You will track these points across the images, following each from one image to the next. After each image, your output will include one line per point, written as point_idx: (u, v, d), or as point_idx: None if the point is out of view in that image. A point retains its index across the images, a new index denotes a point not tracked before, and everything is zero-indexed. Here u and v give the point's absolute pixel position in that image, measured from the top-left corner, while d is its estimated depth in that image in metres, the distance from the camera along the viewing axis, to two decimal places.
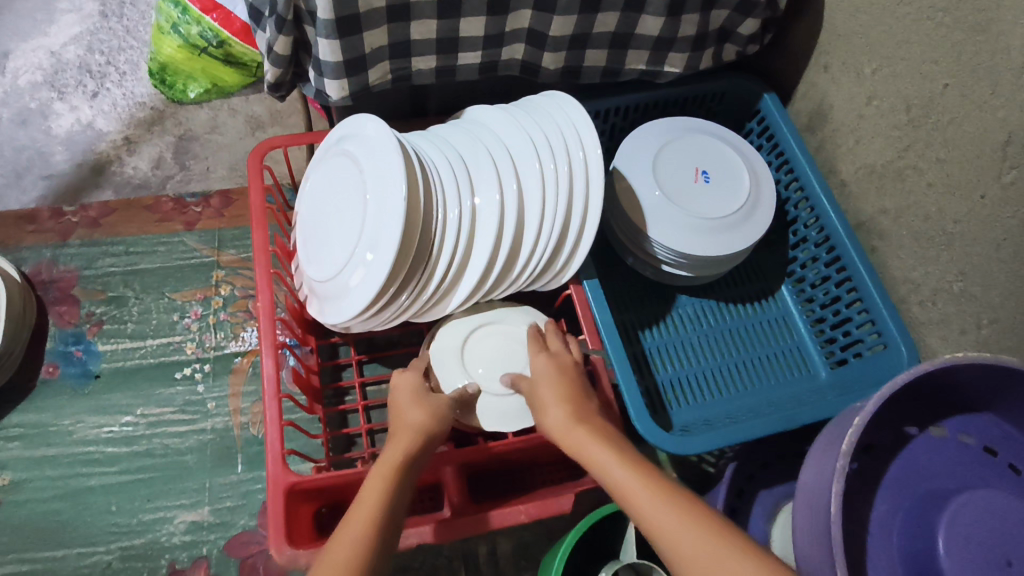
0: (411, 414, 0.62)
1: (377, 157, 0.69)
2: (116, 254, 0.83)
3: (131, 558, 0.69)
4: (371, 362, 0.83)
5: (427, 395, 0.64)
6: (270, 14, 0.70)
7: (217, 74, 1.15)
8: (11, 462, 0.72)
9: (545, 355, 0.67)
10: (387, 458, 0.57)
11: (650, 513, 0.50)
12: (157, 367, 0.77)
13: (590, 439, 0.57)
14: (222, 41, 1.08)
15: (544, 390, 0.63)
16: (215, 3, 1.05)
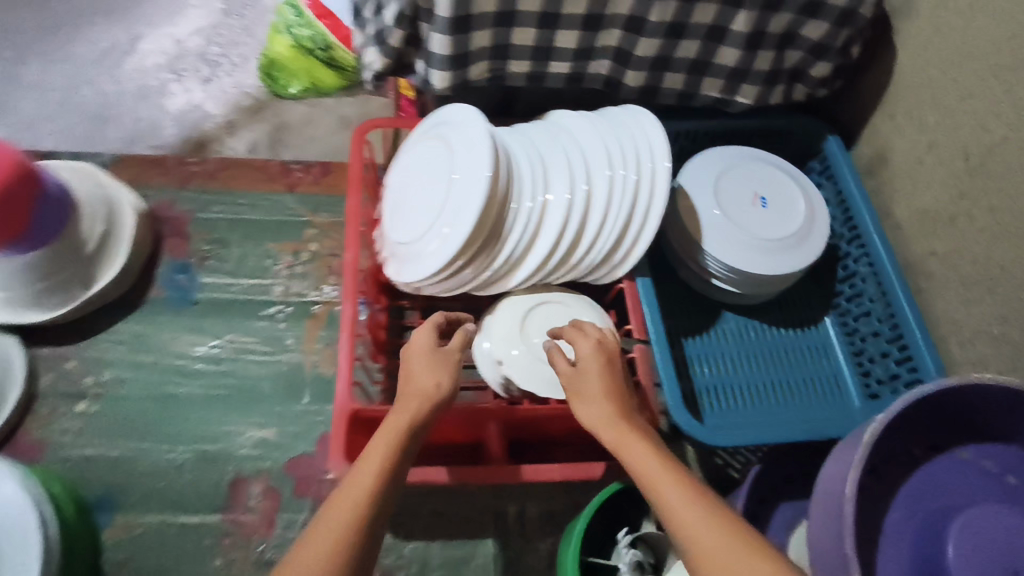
0: (425, 377, 0.64)
1: (468, 141, 0.77)
2: (226, 203, 0.93)
3: (203, 461, 0.77)
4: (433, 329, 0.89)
5: (443, 354, 0.67)
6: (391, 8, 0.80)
7: (318, 76, 1.30)
8: (111, 363, 0.81)
9: (591, 342, 0.69)
10: (393, 424, 0.60)
11: (676, 512, 0.54)
12: (247, 303, 0.86)
13: (629, 442, 0.61)
14: (329, 45, 1.24)
15: (590, 378, 0.66)
16: (327, 11, 1.21)
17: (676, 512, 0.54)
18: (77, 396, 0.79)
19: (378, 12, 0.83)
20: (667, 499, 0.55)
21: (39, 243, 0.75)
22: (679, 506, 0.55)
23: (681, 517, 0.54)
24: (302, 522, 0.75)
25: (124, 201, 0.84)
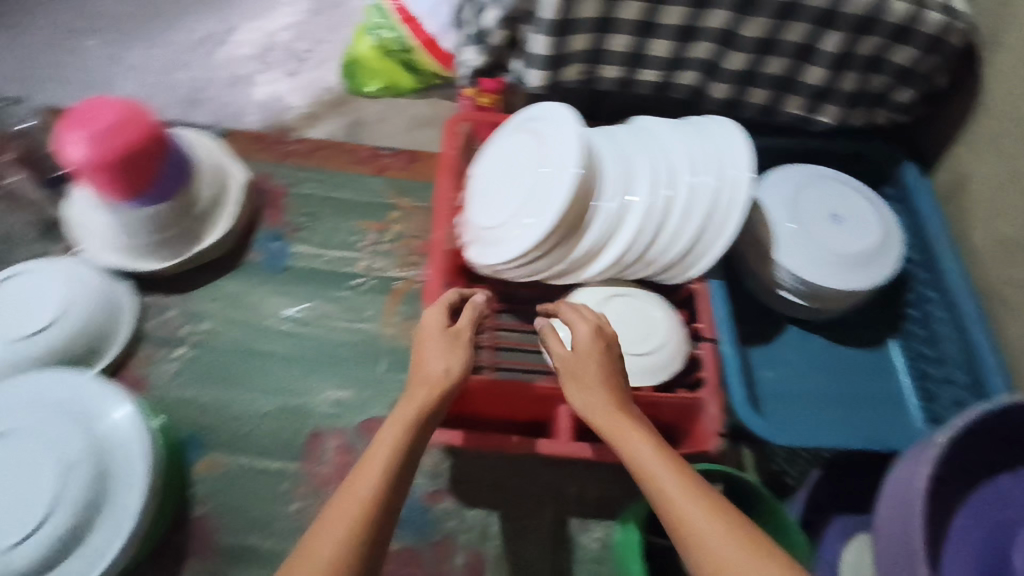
0: (434, 362, 0.62)
1: (558, 137, 0.82)
2: (317, 181, 1.00)
3: (285, 414, 0.82)
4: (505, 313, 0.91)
5: (454, 336, 0.65)
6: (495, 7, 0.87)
7: (397, 78, 1.21)
8: (208, 315, 0.88)
9: (594, 327, 0.66)
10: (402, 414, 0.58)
11: (684, 512, 0.52)
12: (334, 274, 0.92)
13: (630, 436, 0.59)
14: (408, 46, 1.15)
15: (591, 366, 0.64)
16: (412, 14, 1.14)
17: (685, 513, 0.51)
18: (175, 342, 0.86)
19: (477, 14, 0.90)
20: (674, 496, 0.53)
21: (156, 201, 0.82)
22: (691, 505, 0.51)
23: (690, 518, 0.51)
24: None
25: (238, 178, 0.92)
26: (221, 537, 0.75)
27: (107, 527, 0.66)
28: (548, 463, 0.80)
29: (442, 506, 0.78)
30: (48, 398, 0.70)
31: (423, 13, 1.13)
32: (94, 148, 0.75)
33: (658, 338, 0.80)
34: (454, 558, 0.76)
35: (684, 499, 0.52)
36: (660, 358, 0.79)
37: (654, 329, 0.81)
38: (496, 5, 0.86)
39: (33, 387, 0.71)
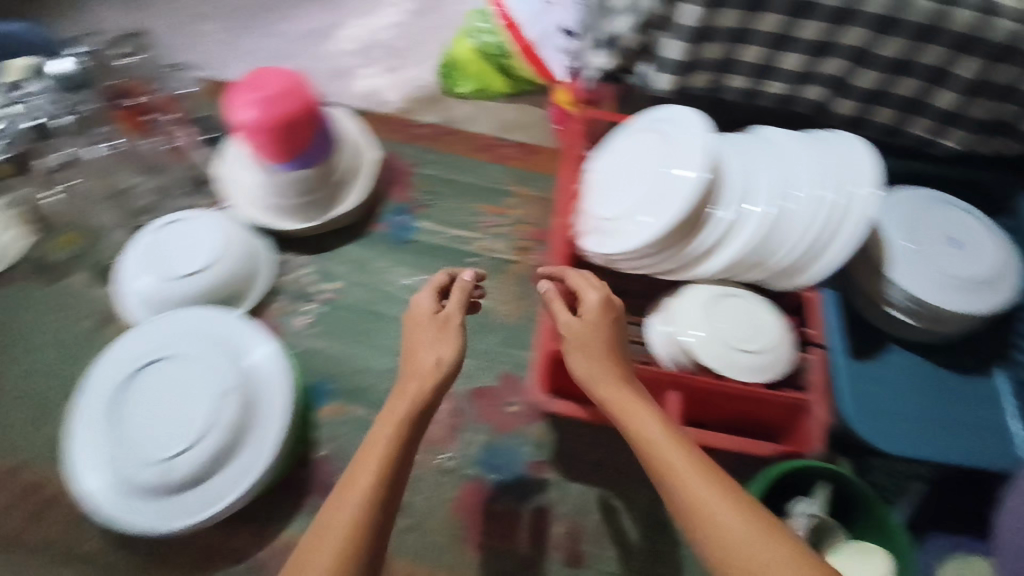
0: (424, 354, 0.64)
1: (685, 139, 0.85)
2: (440, 164, 1.07)
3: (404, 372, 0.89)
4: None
5: (446, 319, 0.67)
6: (627, 12, 0.87)
7: (490, 80, 1.15)
8: (340, 276, 0.96)
9: (597, 302, 0.68)
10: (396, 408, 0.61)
11: (691, 490, 0.54)
12: (453, 250, 1.00)
13: (638, 413, 0.60)
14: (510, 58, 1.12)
15: (592, 338, 0.65)
16: (512, 18, 1.06)
17: (692, 490, 0.53)
18: (308, 297, 0.94)
19: (604, 20, 0.91)
20: (679, 474, 0.55)
21: (300, 166, 0.89)
22: (699, 486, 0.53)
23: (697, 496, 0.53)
24: (479, 441, 0.85)
25: (373, 156, 0.99)
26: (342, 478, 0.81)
27: (247, 456, 0.73)
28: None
29: (544, 477, 0.83)
30: (209, 331, 0.78)
31: (529, 18, 1.05)
32: (264, 111, 0.83)
33: (769, 339, 0.80)
34: (552, 525, 0.80)
35: (691, 478, 0.54)
36: (771, 358, 0.79)
37: (765, 329, 0.81)
38: (630, 12, 0.87)
39: (196, 321, 0.78)
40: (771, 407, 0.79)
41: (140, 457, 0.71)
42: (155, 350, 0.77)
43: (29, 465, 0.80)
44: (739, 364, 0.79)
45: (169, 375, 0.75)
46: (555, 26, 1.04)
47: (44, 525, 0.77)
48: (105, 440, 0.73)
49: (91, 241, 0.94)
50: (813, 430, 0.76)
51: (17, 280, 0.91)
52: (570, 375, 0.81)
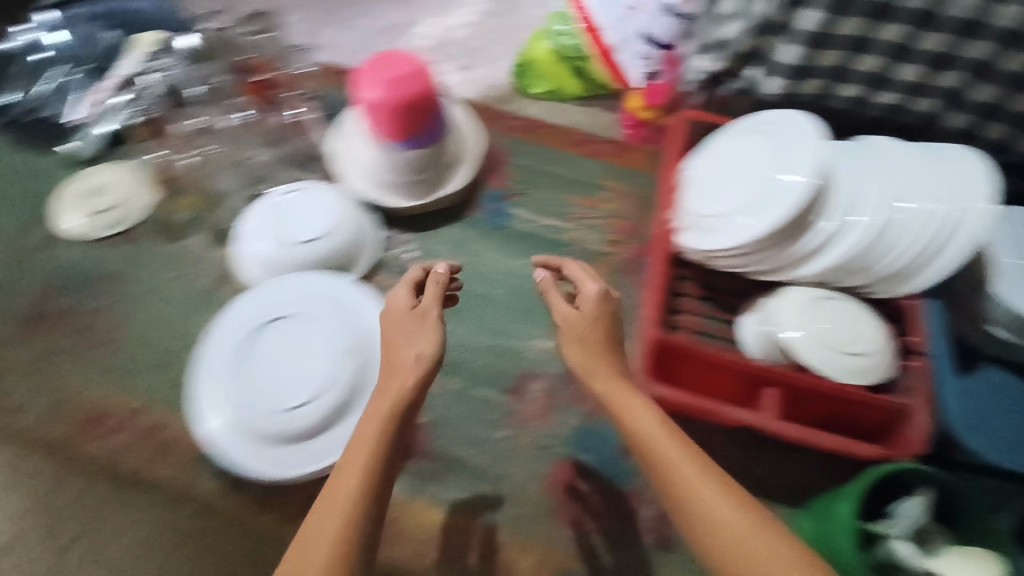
0: (407, 350, 0.67)
1: (796, 143, 0.86)
2: (535, 153, 1.09)
3: (498, 352, 0.92)
4: (703, 300, 0.97)
5: (426, 314, 0.71)
6: (736, 18, 0.89)
7: (564, 84, 1.12)
8: (439, 255, 1.00)
9: (594, 294, 0.73)
10: (382, 404, 0.63)
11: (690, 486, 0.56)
12: (546, 239, 1.02)
13: (637, 412, 0.63)
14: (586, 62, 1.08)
15: (590, 332, 0.70)
16: (596, 23, 1.04)
17: (693, 489, 0.55)
18: None
19: (714, 26, 0.92)
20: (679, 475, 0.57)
21: (414, 146, 0.93)
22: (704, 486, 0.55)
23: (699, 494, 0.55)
24: (571, 423, 0.87)
25: (478, 146, 1.02)
26: (440, 444, 0.86)
27: (355, 419, 0.77)
28: (747, 441, 0.87)
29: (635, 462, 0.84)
30: (334, 297, 0.82)
31: (611, 23, 1.03)
32: (388, 90, 0.87)
33: (871, 344, 0.81)
34: (642, 509, 0.82)
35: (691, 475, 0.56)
36: (872, 363, 0.80)
37: (867, 334, 0.81)
38: (740, 18, 0.88)
39: (323, 286, 0.83)
40: (871, 411, 0.81)
41: (264, 402, 0.77)
42: (283, 306, 0.82)
43: (149, 408, 0.86)
44: (841, 368, 0.79)
45: (297, 331, 0.80)
46: (637, 32, 1.04)
47: (165, 465, 0.83)
48: (232, 383, 0.79)
49: (209, 205, 0.99)
50: (915, 437, 0.77)
51: (142, 237, 0.97)
52: (670, 364, 0.84)
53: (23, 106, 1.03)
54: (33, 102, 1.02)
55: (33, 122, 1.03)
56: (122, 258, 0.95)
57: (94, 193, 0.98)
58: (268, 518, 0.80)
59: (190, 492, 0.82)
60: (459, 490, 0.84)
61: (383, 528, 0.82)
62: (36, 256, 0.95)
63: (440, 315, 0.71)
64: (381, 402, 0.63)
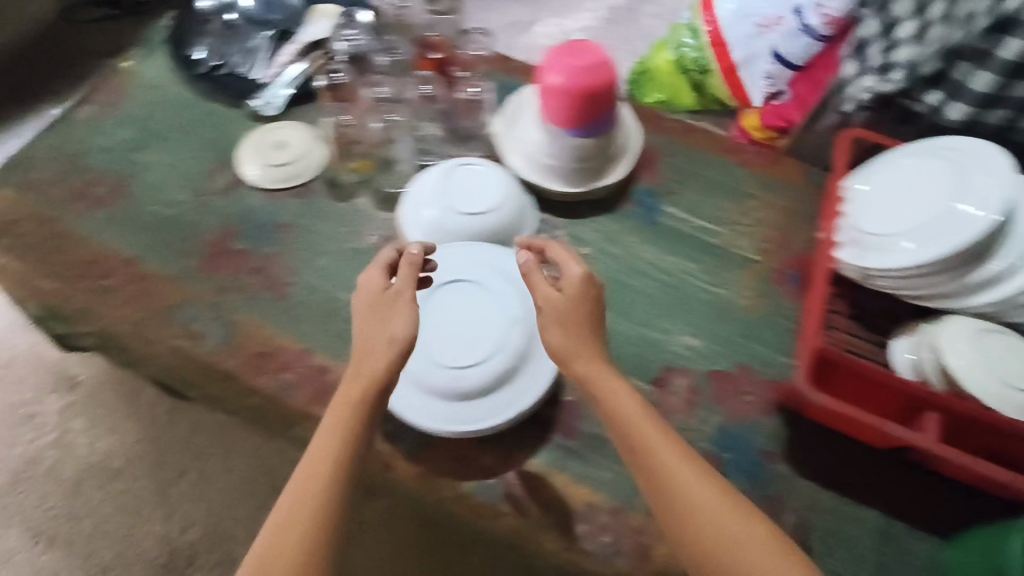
0: (369, 335, 0.74)
1: (981, 177, 0.86)
2: (687, 156, 1.12)
3: (644, 342, 0.95)
4: (853, 320, 0.96)
5: (389, 295, 0.76)
6: (919, 44, 0.98)
7: (680, 94, 1.54)
8: (590, 243, 1.03)
9: (577, 276, 0.78)
10: (347, 391, 0.72)
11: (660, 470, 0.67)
12: (695, 239, 1.04)
13: (615, 390, 0.71)
14: (705, 71, 1.50)
15: (572, 316, 0.76)
16: (723, 41, 1.44)
17: (665, 475, 0.66)
18: None
19: (886, 49, 1.02)
20: (656, 458, 0.67)
21: (585, 135, 0.97)
22: (669, 469, 0.66)
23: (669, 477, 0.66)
24: (716, 421, 0.88)
25: (636, 143, 1.05)
26: (586, 424, 0.88)
27: (521, 384, 0.81)
28: (896, 467, 0.86)
29: (776, 467, 0.86)
30: (501, 266, 0.89)
31: (736, 42, 1.43)
32: (572, 79, 0.91)
33: None
34: (782, 515, 0.83)
35: (662, 465, 0.67)
36: None
37: None
38: (925, 44, 0.97)
39: (490, 256, 0.90)
40: None
41: (434, 347, 0.82)
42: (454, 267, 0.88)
43: (315, 351, 0.90)
44: (1013, 404, 0.77)
45: (474, 294, 0.86)
46: (766, 50, 1.41)
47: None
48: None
49: (380, 170, 1.05)
50: None
51: (316, 194, 1.03)
52: (828, 376, 0.85)
53: (219, 64, 1.15)
54: (232, 62, 1.15)
55: (225, 76, 1.14)
56: (297, 211, 1.01)
57: (273, 147, 1.05)
58: (422, 472, 0.84)
59: None
60: (604, 472, 0.85)
61: (525, 494, 0.83)
62: (221, 202, 1.01)
63: (412, 295, 0.78)
64: (348, 385, 0.72)
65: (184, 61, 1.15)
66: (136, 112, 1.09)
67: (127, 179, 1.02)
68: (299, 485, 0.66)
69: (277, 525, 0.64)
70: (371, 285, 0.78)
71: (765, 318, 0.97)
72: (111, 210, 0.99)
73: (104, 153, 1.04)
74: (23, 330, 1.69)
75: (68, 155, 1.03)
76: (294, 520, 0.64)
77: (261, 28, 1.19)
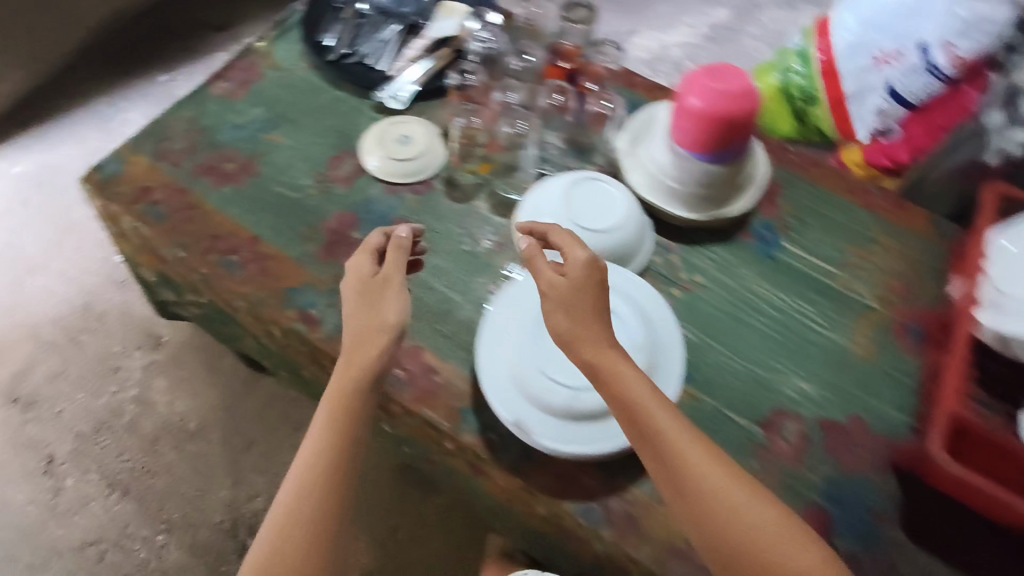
0: (355, 320, 0.77)
1: None
2: (810, 192, 1.07)
3: (753, 382, 0.90)
4: (982, 386, 0.89)
5: (372, 280, 0.78)
6: None
7: (781, 120, 1.50)
8: (703, 271, 0.99)
9: (583, 260, 0.73)
10: (342, 379, 0.75)
11: (686, 456, 0.65)
12: (813, 280, 0.99)
13: (626, 377, 0.68)
14: (813, 100, 1.44)
15: (580, 300, 0.70)
16: (835, 70, 1.38)
17: (687, 462, 0.65)
18: (674, 282, 0.98)
19: None
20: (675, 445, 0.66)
21: (712, 161, 0.94)
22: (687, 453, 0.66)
23: (693, 464, 0.65)
24: (827, 473, 0.85)
25: (763, 175, 1.03)
26: None
27: None
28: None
29: (889, 531, 0.82)
30: (621, 289, 0.89)
31: (849, 73, 1.37)
32: (710, 104, 0.88)
33: None
34: None
35: (684, 449, 0.65)
36: None
37: None
38: None
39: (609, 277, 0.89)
40: None
41: (549, 362, 0.81)
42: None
43: (425, 350, 0.90)
44: None
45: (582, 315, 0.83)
46: (880, 82, 1.35)
47: (439, 417, 0.87)
48: (518, 340, 0.84)
49: (500, 174, 1.05)
50: None
51: (435, 191, 1.03)
52: (962, 447, 0.83)
53: (348, 53, 1.15)
54: (362, 52, 1.15)
55: (353, 65, 1.14)
56: (415, 206, 1.02)
57: (397, 140, 1.05)
58: (521, 485, 0.84)
59: (452, 442, 0.86)
60: None
61: (623, 523, 0.82)
62: (342, 190, 1.03)
63: (400, 280, 0.79)
64: (342, 373, 0.75)
65: (314, 46, 1.16)
66: (266, 93, 1.12)
67: (256, 158, 1.05)
68: (302, 468, 0.72)
69: (281, 510, 0.71)
70: (360, 273, 0.79)
71: (885, 372, 0.92)
72: (238, 187, 1.02)
73: (235, 131, 1.07)
74: (116, 286, 1.74)
75: (202, 129, 1.07)
76: (298, 500, 0.71)
77: (389, 20, 1.20)
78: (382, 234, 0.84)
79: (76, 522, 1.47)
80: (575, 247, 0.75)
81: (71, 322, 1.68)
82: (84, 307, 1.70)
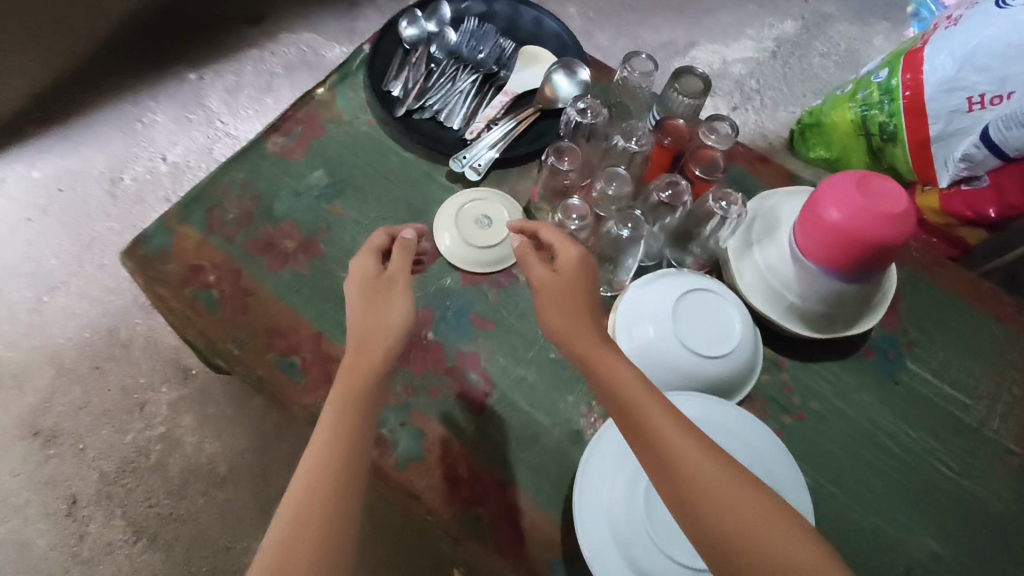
0: (357, 317, 0.70)
1: None
2: (938, 301, 0.95)
3: (878, 539, 0.81)
4: None
5: (377, 276, 0.73)
6: None
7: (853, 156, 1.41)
8: (820, 396, 0.89)
9: (574, 254, 0.73)
10: (347, 383, 0.64)
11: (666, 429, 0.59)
12: (943, 413, 0.89)
13: (613, 361, 0.65)
14: (893, 141, 1.30)
15: (571, 295, 0.70)
16: (918, 112, 1.22)
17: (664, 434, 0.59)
18: (788, 409, 0.88)
19: None
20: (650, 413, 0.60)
21: (841, 279, 0.81)
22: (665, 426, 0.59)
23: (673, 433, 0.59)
24: None
25: (888, 287, 0.92)
26: None
27: None
28: None
29: None
30: (740, 434, 0.77)
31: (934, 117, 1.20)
32: (848, 218, 0.75)
33: None
34: None
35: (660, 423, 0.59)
36: None
37: None
38: None
39: (722, 417, 0.78)
40: None
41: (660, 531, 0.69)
42: None
43: (514, 485, 0.80)
44: None
45: None
46: (974, 132, 1.17)
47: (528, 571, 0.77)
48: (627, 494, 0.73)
49: None
50: None
51: (519, 283, 0.92)
52: None
53: (420, 107, 1.02)
54: (432, 107, 1.03)
55: (424, 122, 1.02)
56: (496, 302, 0.90)
57: (477, 224, 0.93)
58: None
59: None
60: None
61: None
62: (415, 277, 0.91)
63: (406, 279, 0.73)
64: (344, 371, 0.66)
65: (381, 95, 1.02)
66: (327, 151, 0.99)
67: (317, 234, 0.93)
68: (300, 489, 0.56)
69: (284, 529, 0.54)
70: (364, 271, 0.74)
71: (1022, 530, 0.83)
72: (299, 271, 0.90)
73: (293, 199, 0.95)
74: (142, 309, 1.60)
75: (257, 195, 0.94)
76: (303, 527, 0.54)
77: (463, 68, 1.08)
78: (387, 235, 0.80)
79: (100, 571, 1.37)
80: (565, 243, 0.76)
81: (95, 349, 1.56)
82: (108, 332, 1.57)
